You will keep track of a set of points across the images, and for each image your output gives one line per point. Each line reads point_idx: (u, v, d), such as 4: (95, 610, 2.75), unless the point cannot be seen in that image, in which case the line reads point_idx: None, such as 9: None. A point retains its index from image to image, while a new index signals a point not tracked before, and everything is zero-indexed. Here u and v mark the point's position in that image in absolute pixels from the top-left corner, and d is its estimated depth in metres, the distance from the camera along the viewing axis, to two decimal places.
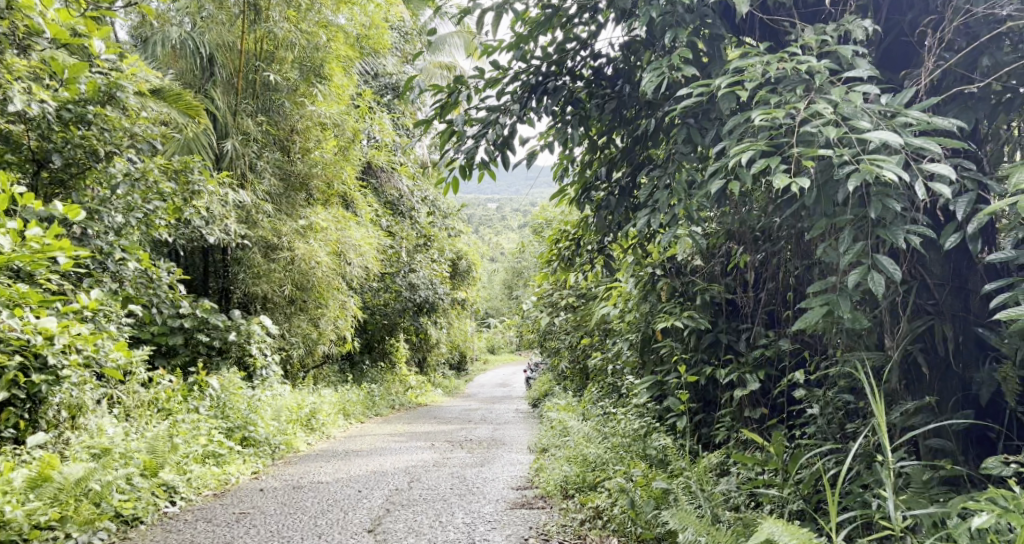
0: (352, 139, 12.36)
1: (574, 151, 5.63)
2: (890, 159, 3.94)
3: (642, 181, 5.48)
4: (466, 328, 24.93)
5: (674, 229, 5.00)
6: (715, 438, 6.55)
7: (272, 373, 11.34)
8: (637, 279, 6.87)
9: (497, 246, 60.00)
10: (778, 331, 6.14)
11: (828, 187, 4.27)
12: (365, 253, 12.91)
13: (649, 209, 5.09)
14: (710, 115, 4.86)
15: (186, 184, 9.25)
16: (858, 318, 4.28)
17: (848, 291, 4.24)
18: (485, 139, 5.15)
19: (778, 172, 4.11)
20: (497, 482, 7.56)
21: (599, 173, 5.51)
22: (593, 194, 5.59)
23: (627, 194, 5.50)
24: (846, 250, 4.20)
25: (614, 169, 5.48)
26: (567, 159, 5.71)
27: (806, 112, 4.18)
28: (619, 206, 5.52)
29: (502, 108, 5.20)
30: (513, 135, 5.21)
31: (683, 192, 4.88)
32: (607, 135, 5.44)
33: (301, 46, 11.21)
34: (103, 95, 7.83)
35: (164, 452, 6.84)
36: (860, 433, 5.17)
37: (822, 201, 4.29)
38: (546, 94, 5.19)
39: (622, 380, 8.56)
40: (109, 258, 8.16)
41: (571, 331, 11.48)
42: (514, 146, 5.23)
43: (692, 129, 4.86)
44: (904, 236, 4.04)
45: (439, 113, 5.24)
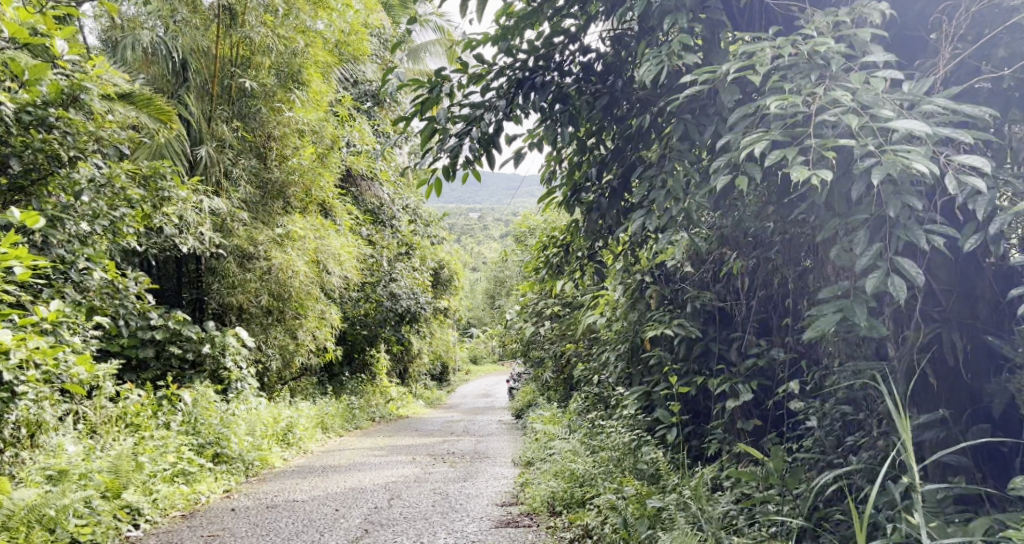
0: (330, 146, 12.05)
1: (562, 152, 5.33)
2: (918, 150, 3.78)
3: (634, 183, 5.19)
4: (448, 338, 24.64)
5: (668, 231, 4.72)
6: (707, 452, 6.25)
7: (248, 386, 10.97)
8: (625, 286, 6.56)
9: (478, 254, 59.68)
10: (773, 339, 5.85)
11: (842, 182, 4.09)
12: (345, 262, 12.58)
13: (644, 211, 4.80)
14: (709, 110, 4.61)
15: (155, 190, 8.85)
16: (875, 327, 4.11)
17: (862, 296, 4.08)
18: (470, 138, 4.84)
19: (794, 165, 3.93)
20: (481, 498, 7.24)
21: (589, 174, 5.22)
22: (583, 196, 5.30)
23: (619, 195, 5.21)
24: (863, 251, 3.99)
25: (604, 170, 5.19)
26: (554, 158, 5.43)
27: (823, 99, 3.99)
28: (610, 208, 5.23)
29: (486, 105, 4.90)
30: (498, 133, 4.90)
31: (679, 191, 4.60)
32: (597, 135, 5.17)
33: (278, 51, 10.89)
34: (66, 97, 7.46)
35: (128, 471, 6.50)
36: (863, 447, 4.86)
37: (837, 197, 4.12)
38: (534, 90, 4.88)
39: (608, 392, 8.27)
40: (72, 268, 7.80)
41: (555, 341, 11.18)
42: (499, 145, 4.93)
43: (690, 124, 4.60)
44: (925, 237, 3.90)
45: (419, 111, 4.89)
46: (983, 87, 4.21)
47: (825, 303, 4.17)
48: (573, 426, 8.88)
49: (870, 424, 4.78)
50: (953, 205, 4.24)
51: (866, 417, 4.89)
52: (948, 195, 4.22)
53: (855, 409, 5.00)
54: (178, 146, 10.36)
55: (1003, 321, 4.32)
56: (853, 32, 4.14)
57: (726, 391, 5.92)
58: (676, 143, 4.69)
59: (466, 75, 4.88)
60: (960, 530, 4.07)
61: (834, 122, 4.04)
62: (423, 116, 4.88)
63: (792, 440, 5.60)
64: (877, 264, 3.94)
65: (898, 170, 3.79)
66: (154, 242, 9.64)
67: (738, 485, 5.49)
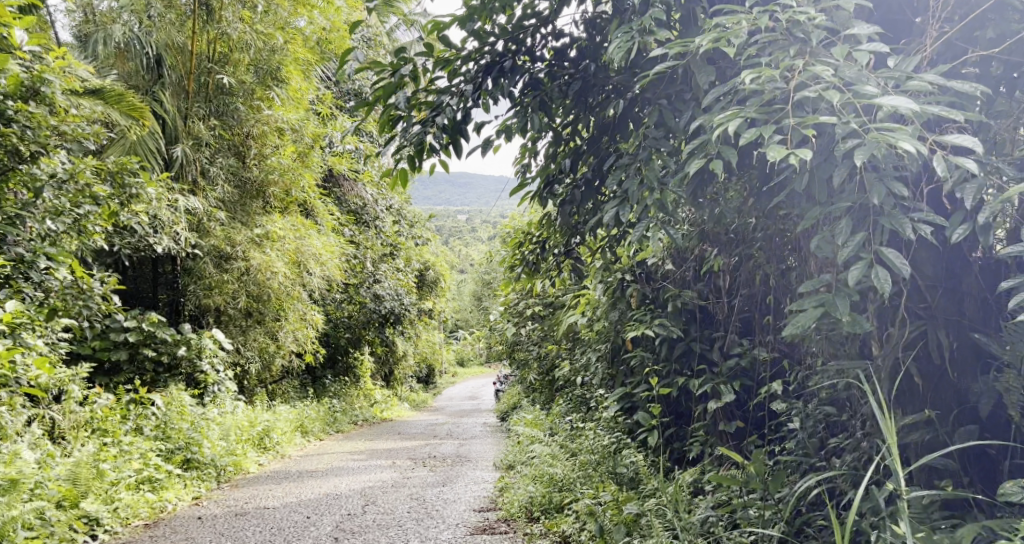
0: (311, 145, 11.77)
1: (536, 142, 5.09)
2: (904, 128, 3.58)
3: (610, 174, 4.95)
4: (434, 339, 24.37)
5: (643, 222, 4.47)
6: (687, 455, 6.00)
7: (224, 389, 10.68)
8: (606, 283, 6.31)
9: (466, 256, 59.30)
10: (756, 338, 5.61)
11: (824, 166, 3.88)
12: (327, 263, 12.27)
13: (618, 200, 4.55)
14: (686, 96, 4.42)
15: (122, 186, 8.37)
16: (859, 322, 3.89)
17: (844, 289, 3.87)
18: (435, 127, 4.60)
19: (771, 144, 3.73)
20: (458, 504, 6.95)
21: (563, 165, 4.98)
22: (557, 188, 5.06)
23: (594, 185, 4.97)
24: (845, 241, 3.78)
25: (579, 161, 4.94)
26: (529, 148, 5.18)
27: (802, 75, 3.79)
28: (585, 201, 4.98)
29: (451, 91, 4.68)
30: (466, 120, 4.67)
31: (654, 180, 4.36)
32: (570, 125, 4.95)
33: (258, 48, 10.56)
34: (26, 90, 7.27)
35: (87, 480, 6.29)
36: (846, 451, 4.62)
37: (818, 182, 3.91)
38: (503, 75, 4.64)
39: (591, 393, 8.02)
40: (33, 268, 7.49)
41: (539, 343, 10.91)
42: (467, 133, 4.69)
43: (666, 110, 4.38)
44: (911, 225, 3.69)
45: (382, 96, 4.65)
46: (970, 72, 4.01)
47: (805, 295, 3.96)
48: (556, 429, 8.62)
49: (854, 425, 4.54)
50: (940, 192, 4.01)
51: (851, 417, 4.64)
52: (935, 182, 4.00)
53: (839, 410, 4.76)
54: (152, 142, 9.97)
55: (991, 317, 4.08)
56: (836, 6, 3.93)
57: (707, 392, 5.66)
58: (651, 129, 4.47)
59: (432, 60, 4.64)
60: (947, 537, 3.83)
61: (816, 99, 3.84)
62: (387, 104, 4.65)
63: (776, 443, 5.35)
64: (860, 255, 3.74)
65: (884, 150, 3.58)
66: (125, 242, 9.34)
67: (720, 490, 5.23)
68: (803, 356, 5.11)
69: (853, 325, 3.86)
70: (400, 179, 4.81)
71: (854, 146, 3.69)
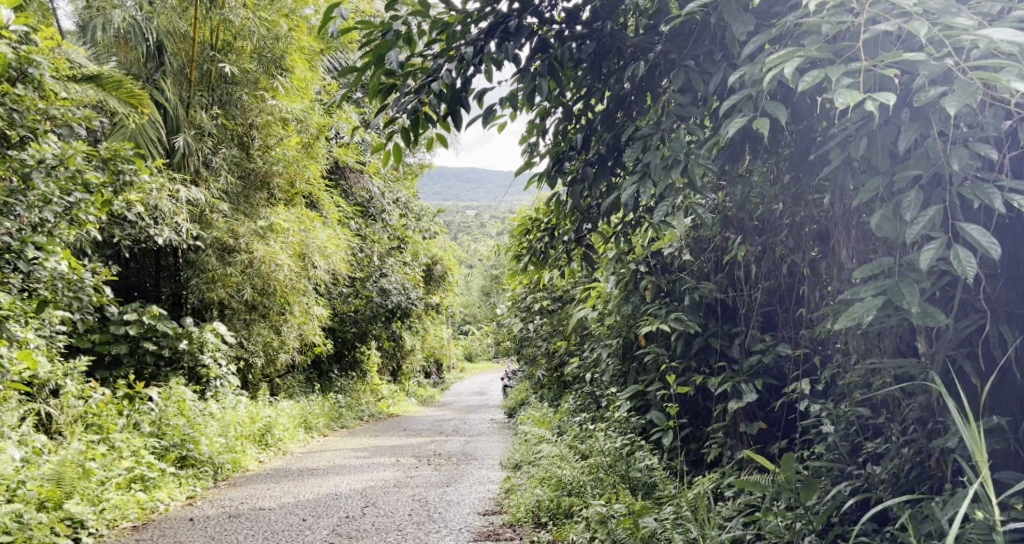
0: (316, 135, 11.41)
1: (546, 118, 4.73)
2: (1012, 65, 3.25)
3: (628, 150, 4.59)
4: (442, 335, 24.03)
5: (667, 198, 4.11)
6: (704, 457, 5.62)
7: (227, 384, 10.36)
8: (618, 274, 5.93)
9: (475, 250, 58.87)
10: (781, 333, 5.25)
11: (888, 128, 3.61)
12: (333, 256, 11.84)
13: (637, 175, 4.17)
14: (715, 58, 4.16)
15: (115, 173, 8.01)
16: (931, 313, 3.51)
17: (910, 275, 3.56)
18: (431, 93, 4.26)
19: (839, 88, 3.43)
20: (462, 506, 6.60)
21: (574, 141, 4.64)
22: (566, 166, 4.72)
23: (607, 161, 4.60)
24: (916, 218, 3.49)
25: (592, 136, 4.62)
26: (537, 125, 4.83)
27: (877, 8, 3.48)
28: (597, 181, 4.60)
29: (450, 56, 4.31)
30: (466, 88, 4.30)
31: (679, 152, 4.00)
32: (583, 98, 4.63)
33: (260, 35, 10.14)
34: (13, 71, 6.81)
35: (72, 480, 5.99)
36: (884, 456, 4.22)
37: (880, 146, 3.64)
38: (508, 37, 4.27)
39: (603, 392, 7.65)
40: (21, 258, 7.05)
41: (547, 339, 10.48)
42: (467, 103, 4.32)
43: (693, 73, 4.10)
44: (999, 197, 3.41)
45: (374, 62, 4.31)
46: None
47: (862, 282, 3.66)
48: (565, 428, 8.25)
49: (892, 429, 4.20)
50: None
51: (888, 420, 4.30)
52: (1018, 148, 3.59)
53: (874, 411, 4.38)
54: (152, 132, 9.68)
55: None
56: None
57: (728, 391, 5.30)
58: (676, 97, 4.16)
59: (428, 22, 4.33)
60: None
61: (889, 40, 3.53)
62: (378, 72, 4.33)
63: (802, 446, 4.98)
64: (933, 234, 3.47)
65: (976, 98, 3.30)
66: (124, 233, 9.03)
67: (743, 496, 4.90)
68: (833, 353, 4.75)
69: (923, 315, 3.53)
70: (394, 153, 4.50)
71: (932, 98, 3.45)
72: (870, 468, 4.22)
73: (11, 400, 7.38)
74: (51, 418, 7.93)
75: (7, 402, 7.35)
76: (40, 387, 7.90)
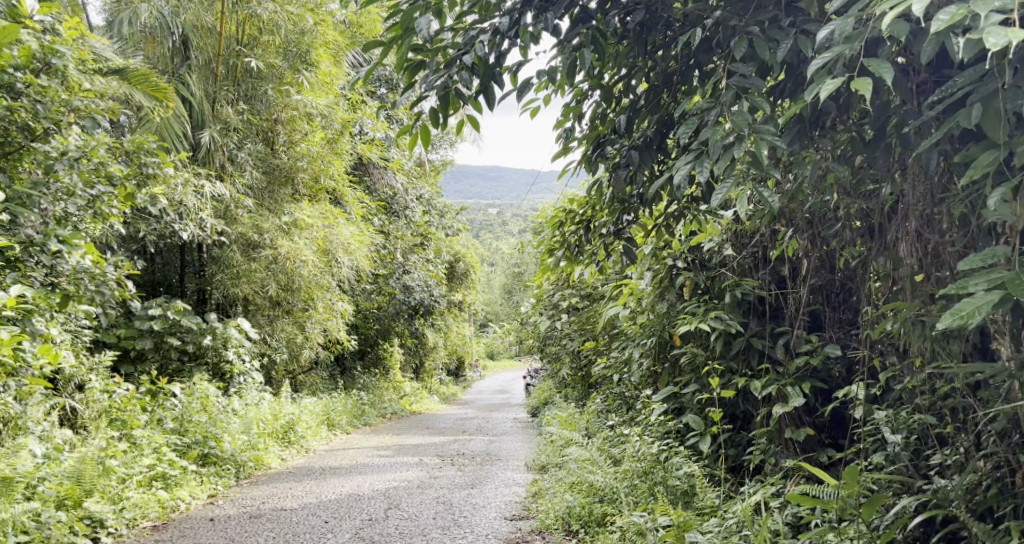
0: (340, 131, 11.28)
1: (583, 100, 4.59)
2: None
3: (671, 136, 4.46)
4: (464, 332, 23.89)
5: (728, 178, 3.79)
6: (744, 464, 5.42)
7: (251, 380, 10.24)
8: (654, 269, 5.72)
9: (496, 247, 58.72)
10: (831, 333, 5.06)
11: (1013, 92, 3.38)
12: (357, 253, 11.67)
13: (694, 154, 3.87)
14: (781, 23, 3.92)
15: (138, 166, 7.88)
16: None
17: None
18: (461, 67, 4.09)
19: (988, 24, 3.12)
20: (487, 511, 6.42)
21: (617, 123, 4.46)
22: (608, 150, 4.51)
23: (653, 143, 4.43)
24: None
25: (636, 119, 4.46)
26: (575, 108, 4.64)
27: None
28: (642, 163, 4.41)
29: (483, 27, 4.13)
30: (499, 63, 4.15)
31: (743, 127, 3.70)
32: (625, 78, 4.49)
33: (287, 30, 10.04)
34: (37, 62, 6.72)
35: (92, 478, 5.88)
36: (955, 468, 4.15)
37: (998, 112, 3.41)
38: (547, 8, 4.04)
39: (632, 393, 7.46)
40: (43, 252, 6.88)
41: (573, 338, 10.30)
42: (500, 78, 4.16)
43: (757, 39, 3.84)
44: None
45: (403, 41, 4.16)
46: None
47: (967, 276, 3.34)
48: (593, 429, 8.07)
49: (963, 440, 4.10)
50: None
51: (956, 430, 4.20)
52: None
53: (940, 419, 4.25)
54: (178, 126, 9.60)
55: None
56: None
57: (773, 394, 5.10)
58: (738, 66, 3.89)
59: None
60: None
61: None
62: (404, 48, 4.18)
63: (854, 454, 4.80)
64: None
65: None
66: (150, 228, 9.08)
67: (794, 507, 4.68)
68: (890, 353, 4.57)
69: None
70: (422, 135, 4.35)
71: None
72: (939, 482, 4.11)
73: (37, 394, 7.31)
74: (76, 412, 7.90)
75: (33, 397, 7.28)
76: (65, 382, 7.84)
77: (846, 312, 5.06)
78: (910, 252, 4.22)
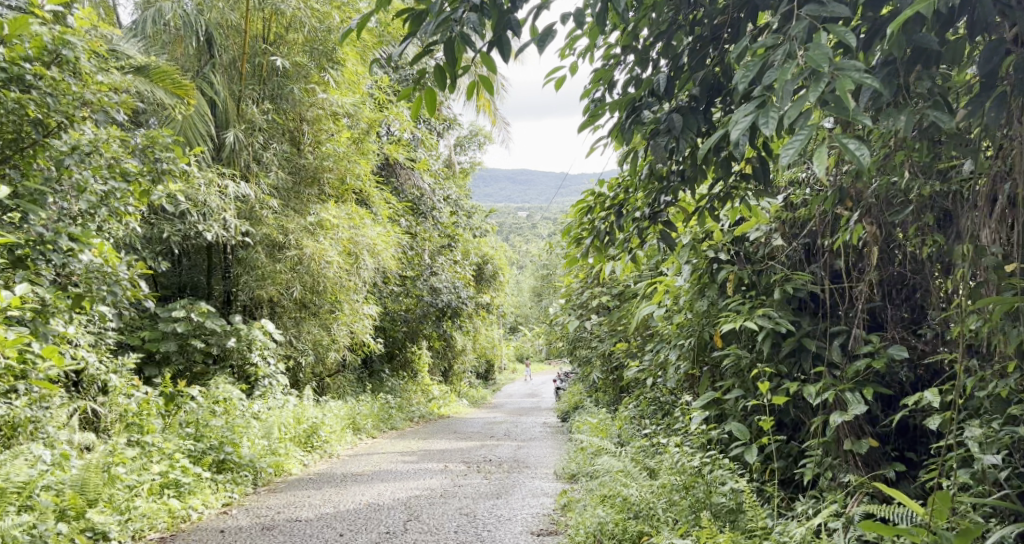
0: (367, 130, 10.90)
1: (616, 66, 4.20)
2: None
3: (722, 111, 4.11)
4: (491, 335, 23.54)
5: (800, 129, 3.31)
6: (795, 475, 5.00)
7: (276, 383, 9.91)
8: (693, 263, 5.28)
9: (525, 248, 58.22)
10: (894, 332, 4.73)
11: None
12: (383, 253, 11.30)
13: (756, 102, 3.41)
14: None
15: (153, 162, 7.47)
16: None
17: None
18: (469, 10, 3.70)
19: None
20: (513, 524, 6.03)
21: (655, 83, 4.07)
22: (645, 114, 4.11)
23: (699, 106, 4.07)
24: None
25: (676, 86, 4.09)
26: (605, 74, 4.24)
27: None
28: (685, 139, 4.00)
29: None
30: (514, 8, 3.75)
31: (821, 63, 3.23)
32: (663, 38, 4.10)
33: (312, 27, 9.70)
34: (49, 55, 6.39)
35: (97, 487, 5.61)
36: None
37: None
38: None
39: (672, 399, 7.03)
40: (55, 250, 6.41)
41: (604, 340, 9.89)
42: (517, 21, 3.75)
43: None
44: None
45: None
46: None
47: None
48: (627, 436, 7.65)
49: None
50: None
51: None
52: None
53: None
54: (202, 126, 9.37)
55: None
56: None
57: (829, 400, 4.68)
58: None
59: None
60: None
61: None
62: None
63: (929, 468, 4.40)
64: None
65: None
66: (175, 228, 8.87)
67: (858, 530, 4.24)
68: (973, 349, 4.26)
69: None
70: (426, 98, 3.96)
71: None
72: None
73: (56, 398, 7.11)
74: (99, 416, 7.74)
75: (54, 401, 7.07)
76: (87, 384, 7.66)
77: (907, 308, 4.81)
78: (994, 238, 4.04)
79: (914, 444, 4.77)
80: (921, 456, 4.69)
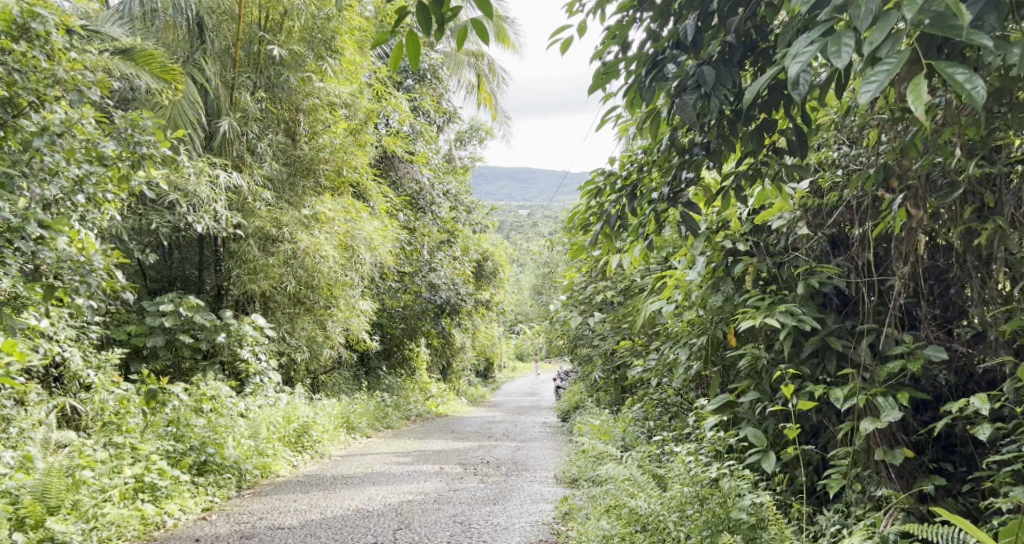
0: (365, 121, 10.39)
1: (634, 22, 3.82)
2: None
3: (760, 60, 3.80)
4: (491, 333, 23.08)
5: (888, 55, 2.99)
6: (820, 486, 4.59)
7: (268, 381, 9.46)
8: (707, 255, 4.87)
9: (526, 246, 57.69)
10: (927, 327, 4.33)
11: None
12: (381, 247, 10.82)
13: (824, 29, 3.12)
14: None
15: (131, 144, 6.79)
16: None
17: None
18: None
19: None
20: (510, 534, 5.60)
21: (682, 33, 3.72)
22: (669, 69, 3.75)
23: (734, 57, 3.74)
24: None
25: (705, 41, 3.73)
26: (621, 31, 3.83)
27: None
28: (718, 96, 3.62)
29: None
30: None
31: None
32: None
33: (309, 13, 9.26)
34: (17, 29, 5.79)
35: (60, 491, 5.23)
36: None
37: None
38: None
39: (685, 402, 6.58)
40: (23, 238, 5.78)
41: (609, 338, 9.43)
42: None
43: None
44: None
45: None
46: None
47: None
48: (635, 441, 7.20)
49: None
50: None
51: None
52: None
53: None
54: (191, 112, 8.88)
55: None
56: None
57: (858, 406, 4.28)
58: None
59: None
60: None
61: None
62: None
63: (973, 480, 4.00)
64: None
65: None
66: (165, 220, 8.43)
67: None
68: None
69: None
70: (411, 50, 3.56)
71: None
72: None
73: (33, 394, 6.73)
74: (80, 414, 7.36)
75: (29, 397, 6.69)
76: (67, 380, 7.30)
77: (940, 305, 4.40)
78: None
79: (950, 452, 4.36)
80: (961, 467, 4.27)
